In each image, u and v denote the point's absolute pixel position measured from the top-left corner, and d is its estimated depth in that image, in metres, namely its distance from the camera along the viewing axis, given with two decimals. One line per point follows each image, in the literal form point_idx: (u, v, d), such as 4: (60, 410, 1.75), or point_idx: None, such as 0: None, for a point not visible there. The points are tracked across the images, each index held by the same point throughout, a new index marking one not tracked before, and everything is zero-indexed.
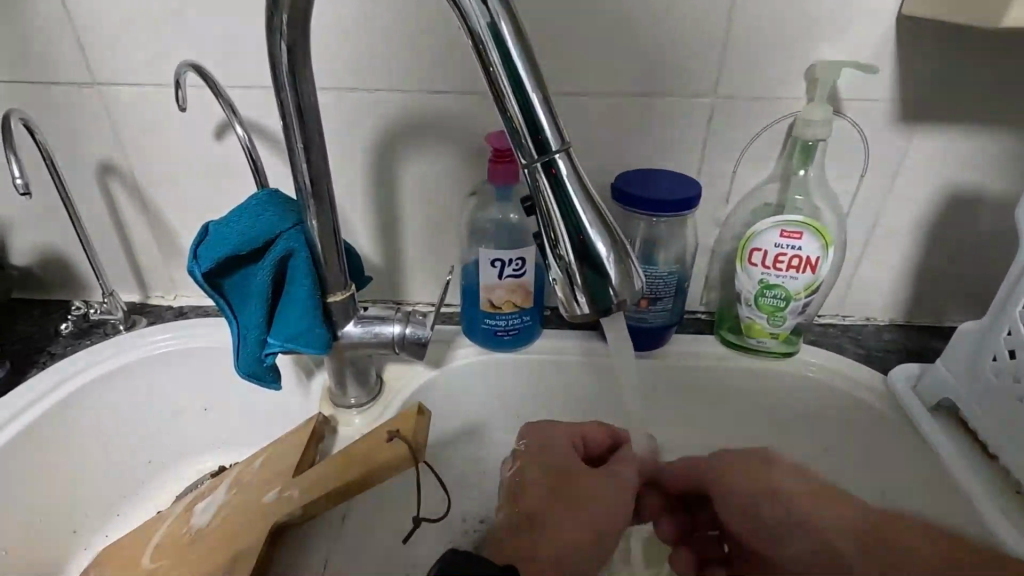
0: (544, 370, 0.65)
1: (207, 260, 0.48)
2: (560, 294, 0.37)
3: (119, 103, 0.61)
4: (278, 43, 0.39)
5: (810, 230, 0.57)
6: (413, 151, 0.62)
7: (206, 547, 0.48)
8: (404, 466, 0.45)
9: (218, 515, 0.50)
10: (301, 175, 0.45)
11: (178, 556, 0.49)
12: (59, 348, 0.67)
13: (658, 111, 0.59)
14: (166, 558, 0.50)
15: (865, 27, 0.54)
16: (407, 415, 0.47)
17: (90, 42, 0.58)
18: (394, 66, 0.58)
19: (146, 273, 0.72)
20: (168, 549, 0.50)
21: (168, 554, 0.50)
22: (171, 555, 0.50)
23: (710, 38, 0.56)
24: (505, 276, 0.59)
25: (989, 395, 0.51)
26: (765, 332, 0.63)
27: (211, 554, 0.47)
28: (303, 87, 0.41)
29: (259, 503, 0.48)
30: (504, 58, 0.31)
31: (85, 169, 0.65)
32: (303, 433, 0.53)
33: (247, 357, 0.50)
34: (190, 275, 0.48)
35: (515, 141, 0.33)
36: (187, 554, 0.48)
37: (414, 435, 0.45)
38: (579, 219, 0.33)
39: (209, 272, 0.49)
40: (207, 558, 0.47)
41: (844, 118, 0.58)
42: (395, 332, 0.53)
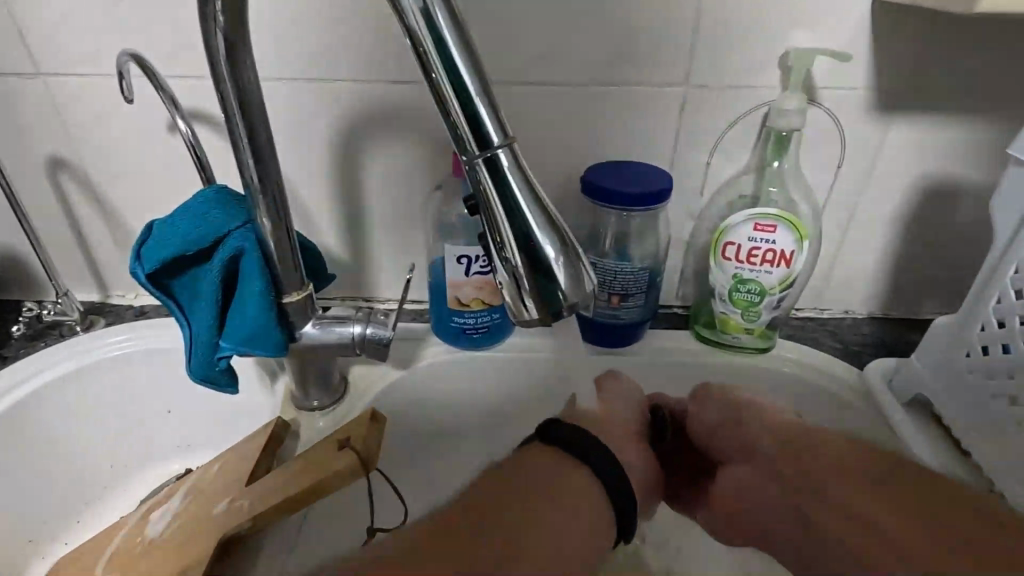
0: (515, 368, 0.63)
1: (152, 261, 0.45)
2: (509, 298, 0.34)
3: (64, 94, 0.58)
4: (213, 32, 0.37)
5: (784, 223, 0.56)
6: (376, 142, 0.60)
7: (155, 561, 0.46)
8: (355, 475, 0.43)
9: (167, 527, 0.48)
10: (247, 171, 0.43)
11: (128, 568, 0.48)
12: (12, 351, 0.64)
13: (628, 101, 0.57)
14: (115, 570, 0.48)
15: (840, 14, 0.52)
16: (360, 421, 0.45)
17: (32, 30, 0.55)
18: (352, 54, 0.55)
19: (104, 272, 0.70)
20: (120, 560, 0.49)
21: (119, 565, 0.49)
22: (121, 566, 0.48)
23: (681, 25, 0.54)
24: (472, 272, 0.57)
25: (963, 391, 0.50)
26: (740, 327, 0.61)
27: (160, 567, 0.45)
28: (243, 79, 0.39)
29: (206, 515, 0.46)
30: (440, 47, 0.29)
31: (34, 164, 0.62)
32: (257, 440, 0.51)
33: (197, 360, 0.48)
34: (133, 276, 0.46)
35: (455, 137, 0.31)
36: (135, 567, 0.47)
37: (365, 443, 0.44)
38: (524, 219, 0.31)
39: (154, 273, 0.46)
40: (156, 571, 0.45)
41: (819, 107, 0.57)
42: (356, 332, 0.51)
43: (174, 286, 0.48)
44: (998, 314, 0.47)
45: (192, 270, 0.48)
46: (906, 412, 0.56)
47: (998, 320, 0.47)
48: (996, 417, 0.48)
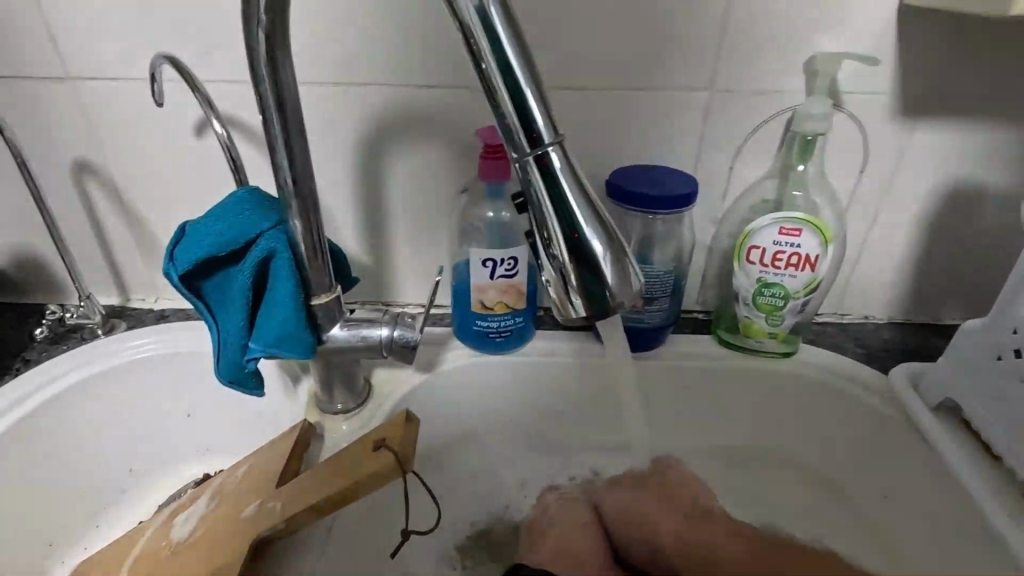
0: (537, 373, 0.63)
1: (184, 262, 0.46)
2: (554, 296, 0.35)
3: (92, 97, 0.58)
4: (255, 33, 0.37)
5: (809, 227, 0.56)
6: (400, 146, 0.60)
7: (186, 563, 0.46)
8: (392, 477, 0.43)
9: (194, 530, 0.48)
10: (282, 172, 0.43)
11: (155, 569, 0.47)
12: (35, 353, 0.64)
13: (652, 106, 0.58)
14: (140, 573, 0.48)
15: (865, 19, 0.53)
16: (395, 423, 0.45)
17: (62, 35, 0.55)
18: (379, 59, 0.56)
19: (126, 275, 0.70)
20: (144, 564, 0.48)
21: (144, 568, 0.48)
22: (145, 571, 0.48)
23: (706, 31, 0.54)
24: (496, 276, 0.57)
25: (993, 394, 0.50)
26: (763, 332, 0.61)
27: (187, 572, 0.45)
28: (282, 79, 0.39)
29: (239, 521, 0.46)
30: (494, 45, 0.29)
31: (60, 168, 0.63)
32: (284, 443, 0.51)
33: (228, 362, 0.48)
34: (166, 277, 0.46)
35: (504, 132, 0.32)
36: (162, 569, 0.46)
37: (402, 444, 0.43)
38: (573, 216, 0.31)
39: (187, 274, 0.46)
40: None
41: (842, 112, 0.57)
42: (383, 335, 0.51)
43: (204, 288, 0.48)
44: None
45: (222, 272, 0.48)
46: (935, 417, 0.55)
47: None
48: None
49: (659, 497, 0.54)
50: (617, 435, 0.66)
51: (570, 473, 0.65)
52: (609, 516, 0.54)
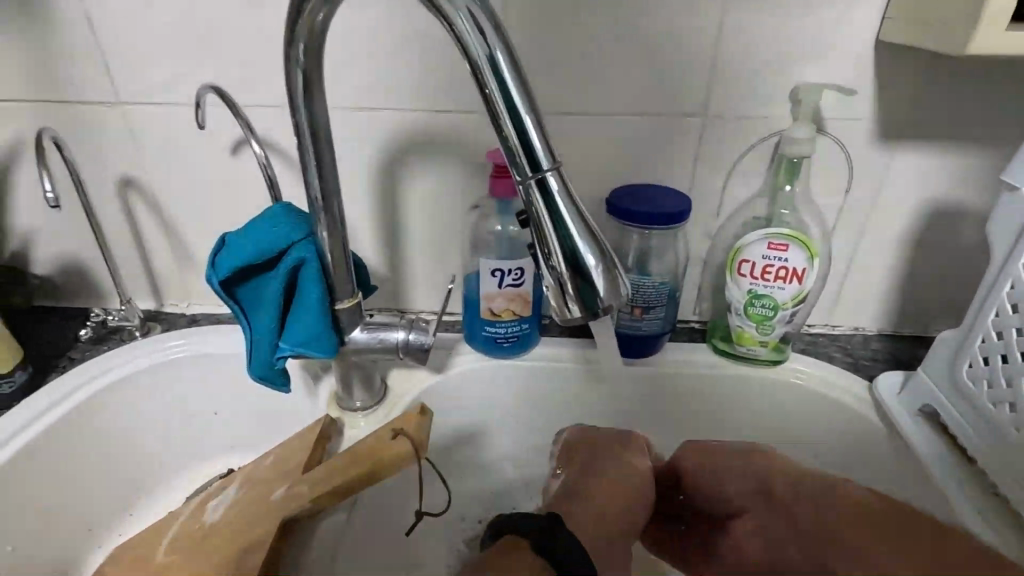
0: (542, 377, 0.67)
1: (224, 269, 0.51)
2: (553, 301, 0.39)
3: (140, 120, 0.64)
4: (294, 70, 0.42)
5: (795, 243, 0.60)
6: (417, 166, 0.65)
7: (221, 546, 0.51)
8: (407, 463, 0.47)
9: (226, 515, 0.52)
10: (313, 190, 0.48)
11: (191, 551, 0.51)
12: (79, 352, 0.69)
13: (649, 130, 0.62)
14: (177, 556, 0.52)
15: (845, 51, 0.57)
16: (410, 414, 0.49)
17: (116, 64, 0.62)
18: (400, 86, 0.61)
19: (161, 283, 0.75)
20: (180, 547, 0.53)
21: (180, 550, 0.52)
22: (182, 552, 0.52)
23: (699, 62, 0.59)
24: (505, 285, 0.62)
25: (965, 399, 0.53)
26: (754, 340, 0.65)
27: (221, 550, 0.49)
28: (315, 108, 0.44)
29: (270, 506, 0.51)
30: (501, 84, 0.34)
31: (107, 183, 0.68)
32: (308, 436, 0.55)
33: (258, 359, 0.53)
34: (207, 282, 0.52)
35: (509, 157, 0.36)
36: (199, 550, 0.51)
37: (417, 434, 0.47)
38: (569, 231, 0.36)
39: (225, 280, 0.52)
40: (217, 553, 0.49)
41: (827, 136, 0.61)
42: (400, 338, 0.56)
43: (240, 292, 0.53)
44: (995, 327, 0.50)
45: (256, 278, 0.53)
46: (914, 422, 0.59)
47: (996, 333, 0.50)
48: (999, 425, 0.50)
49: (748, 459, 0.53)
50: None
51: None
52: (682, 468, 0.57)
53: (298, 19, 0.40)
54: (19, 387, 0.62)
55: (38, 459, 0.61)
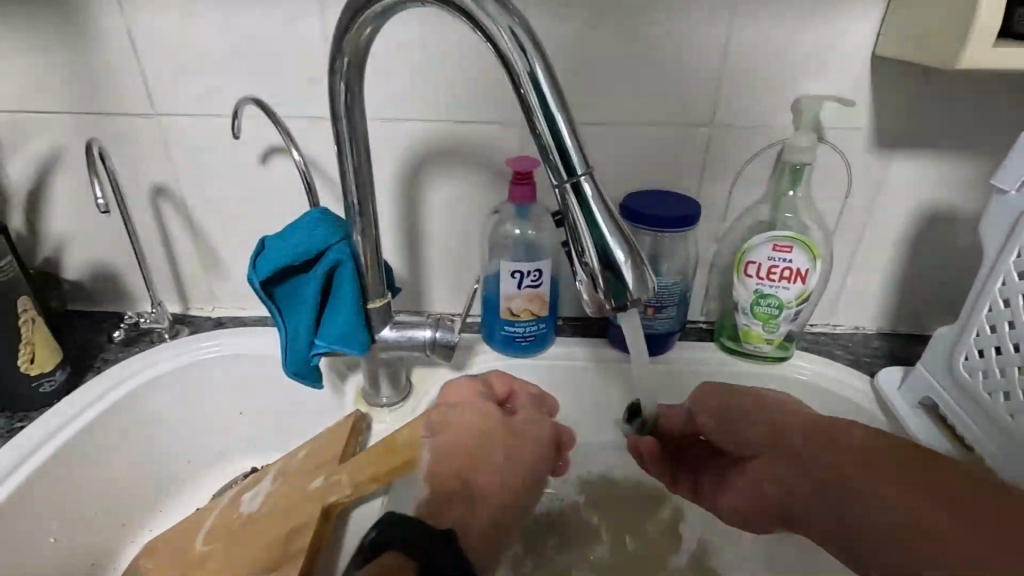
0: (558, 374, 0.70)
1: (264, 270, 0.54)
2: (585, 295, 0.42)
3: (174, 131, 0.68)
4: (339, 83, 0.46)
5: (799, 244, 0.63)
6: (438, 173, 0.69)
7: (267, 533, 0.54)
8: None
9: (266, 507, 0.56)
10: (351, 194, 0.51)
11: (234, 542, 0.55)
12: (112, 354, 0.72)
13: (659, 139, 0.66)
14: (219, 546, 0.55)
15: (843, 65, 0.61)
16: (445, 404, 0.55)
17: (153, 79, 0.65)
18: (423, 98, 0.65)
19: (188, 287, 0.78)
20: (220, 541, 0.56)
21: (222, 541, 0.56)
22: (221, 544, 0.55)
23: (707, 75, 0.63)
24: (524, 286, 0.65)
25: (963, 390, 0.57)
26: (760, 338, 0.68)
27: (264, 538, 0.52)
28: (356, 119, 0.48)
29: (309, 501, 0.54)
30: (539, 96, 0.38)
31: (140, 191, 0.71)
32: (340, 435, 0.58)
33: (294, 355, 0.56)
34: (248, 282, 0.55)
35: (546, 163, 0.40)
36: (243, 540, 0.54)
37: None
38: (602, 230, 0.39)
39: (265, 280, 0.55)
40: (260, 540, 0.52)
41: (827, 144, 0.65)
42: (427, 336, 0.59)
43: (276, 292, 0.56)
44: (989, 321, 0.53)
45: (292, 279, 0.56)
46: (914, 414, 0.62)
47: (990, 327, 0.54)
48: (994, 413, 0.53)
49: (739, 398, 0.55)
50: None
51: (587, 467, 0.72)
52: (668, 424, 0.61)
53: (346, 37, 0.43)
54: (59, 386, 0.65)
55: (79, 456, 0.63)
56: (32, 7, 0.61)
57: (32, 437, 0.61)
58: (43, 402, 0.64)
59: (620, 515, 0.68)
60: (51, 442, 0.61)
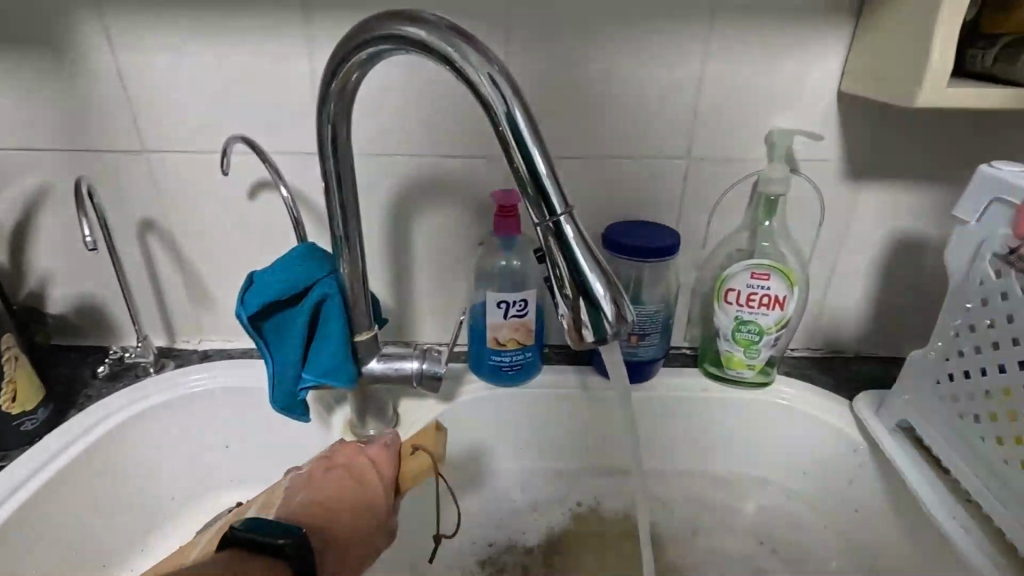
0: (545, 403, 0.71)
1: (253, 305, 0.55)
2: (567, 328, 0.43)
3: (163, 167, 0.68)
4: (325, 125, 0.47)
5: (776, 272, 0.65)
6: (425, 206, 0.70)
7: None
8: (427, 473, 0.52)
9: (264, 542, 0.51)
10: (339, 230, 0.52)
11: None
12: (95, 390, 0.71)
13: (639, 171, 0.68)
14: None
15: (811, 101, 0.64)
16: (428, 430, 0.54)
17: (143, 117, 0.66)
18: (410, 134, 0.66)
19: (174, 320, 0.78)
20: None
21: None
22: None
23: (683, 110, 0.65)
24: (510, 315, 0.66)
25: (936, 413, 0.58)
26: (742, 364, 0.70)
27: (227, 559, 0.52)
28: (342, 159, 0.49)
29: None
30: (519, 140, 0.39)
31: (128, 226, 0.72)
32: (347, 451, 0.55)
33: (283, 389, 0.57)
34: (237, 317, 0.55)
35: (527, 202, 0.41)
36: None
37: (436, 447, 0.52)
38: (581, 266, 0.41)
39: (254, 315, 0.55)
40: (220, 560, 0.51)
41: (800, 175, 0.68)
42: (413, 367, 0.60)
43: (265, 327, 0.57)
44: (956, 346, 0.55)
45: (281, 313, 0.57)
46: (892, 436, 0.63)
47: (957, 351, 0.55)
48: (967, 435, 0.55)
49: None
50: (616, 460, 0.73)
51: (575, 496, 0.72)
52: None
53: (333, 81, 0.45)
54: (40, 425, 0.64)
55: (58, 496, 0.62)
56: (23, 49, 0.63)
57: (13, 476, 0.59)
58: (24, 441, 0.63)
59: (609, 543, 0.68)
60: (29, 484, 0.59)
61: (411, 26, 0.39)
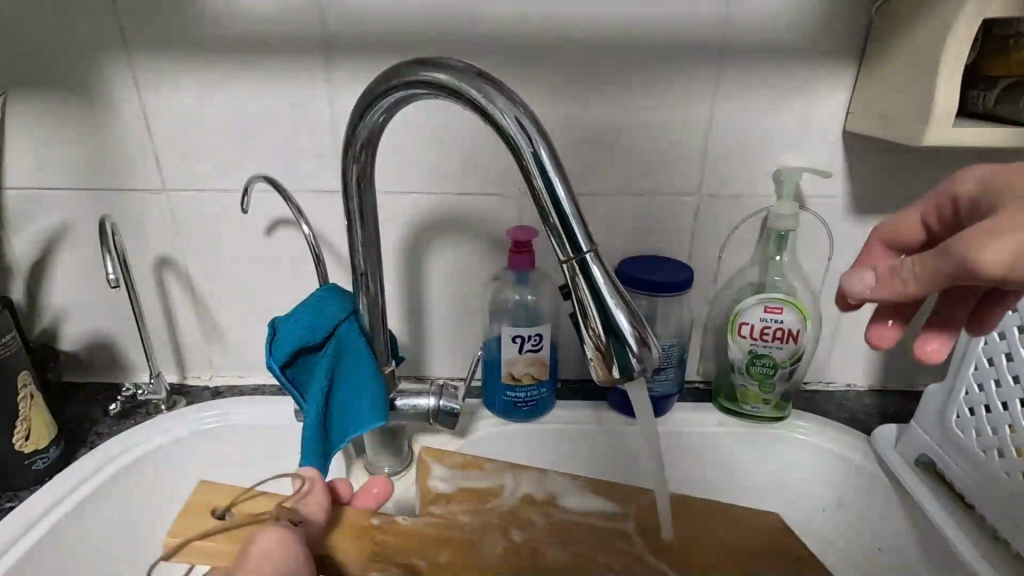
0: (560, 439, 0.70)
1: (284, 353, 0.54)
2: (592, 363, 0.43)
3: (182, 204, 0.69)
4: (350, 167, 0.48)
5: (789, 306, 0.66)
6: (439, 242, 0.71)
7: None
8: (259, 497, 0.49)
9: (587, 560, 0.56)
10: (360, 268, 0.53)
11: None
12: (107, 428, 0.71)
13: (650, 208, 0.70)
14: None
15: (816, 141, 0.66)
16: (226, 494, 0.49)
17: (165, 157, 0.67)
18: (426, 172, 0.68)
19: (186, 356, 0.78)
20: None
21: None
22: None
23: (693, 148, 0.67)
24: (524, 350, 0.66)
25: (957, 447, 0.58)
26: (758, 398, 0.70)
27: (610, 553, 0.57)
28: (366, 197, 0.50)
29: (565, 556, 0.56)
30: (545, 180, 0.40)
31: (145, 264, 0.73)
32: (515, 487, 0.62)
33: (305, 441, 0.54)
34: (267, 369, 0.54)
35: (552, 238, 0.42)
36: None
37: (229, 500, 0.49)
38: (607, 301, 0.41)
39: (284, 365, 0.55)
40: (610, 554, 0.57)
41: (808, 211, 0.69)
42: (430, 404, 0.60)
43: (297, 379, 0.56)
44: (977, 380, 0.56)
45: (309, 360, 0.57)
46: (913, 473, 0.63)
47: (977, 386, 0.56)
48: (989, 470, 0.54)
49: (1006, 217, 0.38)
50: None
51: None
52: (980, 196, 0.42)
53: (360, 124, 0.46)
54: (50, 464, 0.64)
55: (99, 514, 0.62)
56: (51, 93, 0.65)
57: (43, 500, 0.61)
58: (34, 481, 0.63)
59: None
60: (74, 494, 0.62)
61: (438, 71, 0.41)
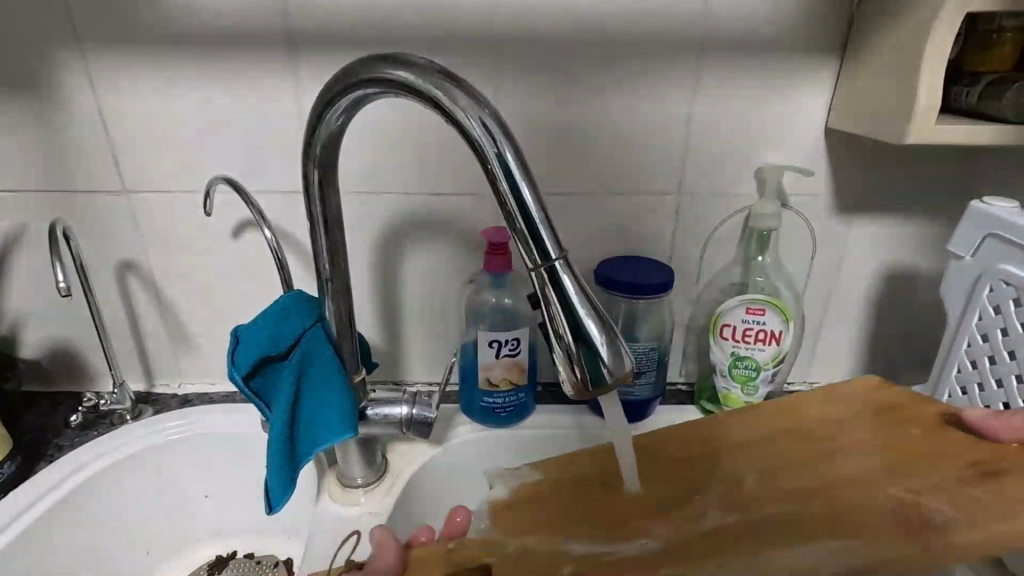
0: (541, 444, 0.69)
1: (247, 363, 0.52)
2: (563, 373, 0.42)
3: (144, 206, 0.67)
4: (311, 170, 0.46)
5: (771, 307, 0.64)
6: (413, 244, 0.69)
7: (756, 552, 0.45)
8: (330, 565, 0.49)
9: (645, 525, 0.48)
10: (324, 275, 0.51)
11: (841, 539, 0.45)
12: (68, 440, 0.68)
13: (630, 207, 0.68)
14: (903, 546, 0.43)
15: (798, 139, 0.64)
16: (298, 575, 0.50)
17: (124, 157, 0.64)
18: (398, 172, 0.65)
19: (153, 363, 0.75)
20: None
21: (900, 541, 0.44)
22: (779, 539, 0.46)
23: (673, 146, 0.65)
24: (501, 355, 0.64)
25: None
26: (740, 401, 0.68)
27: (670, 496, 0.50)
28: (329, 201, 0.47)
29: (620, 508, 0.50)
30: (511, 184, 0.38)
31: (107, 269, 0.70)
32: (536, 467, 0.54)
33: (271, 455, 0.52)
34: (229, 380, 0.52)
35: (520, 244, 0.40)
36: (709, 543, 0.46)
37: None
38: (577, 311, 0.39)
39: (247, 375, 0.52)
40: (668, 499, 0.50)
41: (791, 210, 0.68)
42: (403, 412, 0.58)
43: (262, 390, 0.54)
44: (959, 383, 0.55)
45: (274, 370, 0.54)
46: None
47: (960, 389, 0.55)
48: None
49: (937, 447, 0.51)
50: None
51: None
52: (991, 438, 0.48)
53: (319, 125, 0.44)
54: (3, 481, 0.62)
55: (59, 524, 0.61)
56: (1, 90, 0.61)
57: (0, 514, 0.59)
58: None
59: None
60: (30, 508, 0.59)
61: (398, 69, 0.39)
